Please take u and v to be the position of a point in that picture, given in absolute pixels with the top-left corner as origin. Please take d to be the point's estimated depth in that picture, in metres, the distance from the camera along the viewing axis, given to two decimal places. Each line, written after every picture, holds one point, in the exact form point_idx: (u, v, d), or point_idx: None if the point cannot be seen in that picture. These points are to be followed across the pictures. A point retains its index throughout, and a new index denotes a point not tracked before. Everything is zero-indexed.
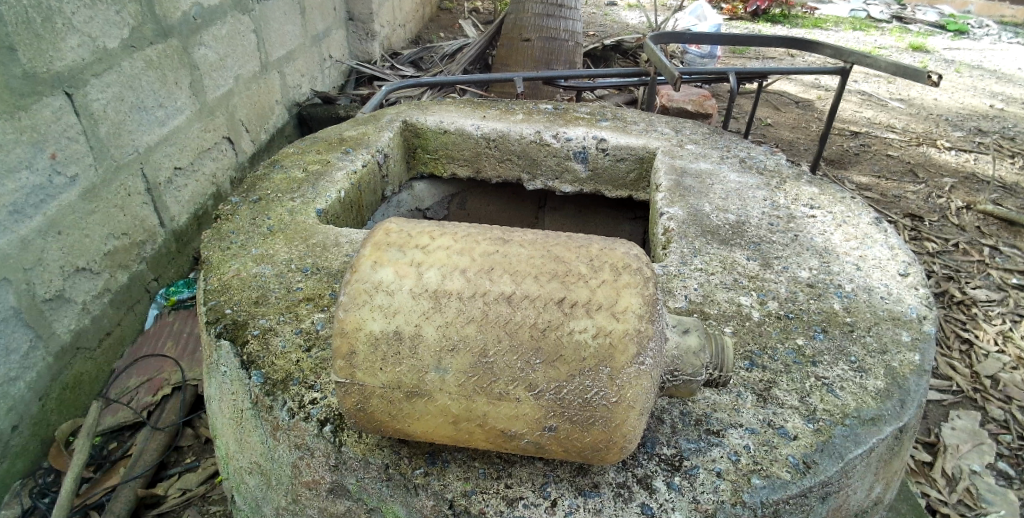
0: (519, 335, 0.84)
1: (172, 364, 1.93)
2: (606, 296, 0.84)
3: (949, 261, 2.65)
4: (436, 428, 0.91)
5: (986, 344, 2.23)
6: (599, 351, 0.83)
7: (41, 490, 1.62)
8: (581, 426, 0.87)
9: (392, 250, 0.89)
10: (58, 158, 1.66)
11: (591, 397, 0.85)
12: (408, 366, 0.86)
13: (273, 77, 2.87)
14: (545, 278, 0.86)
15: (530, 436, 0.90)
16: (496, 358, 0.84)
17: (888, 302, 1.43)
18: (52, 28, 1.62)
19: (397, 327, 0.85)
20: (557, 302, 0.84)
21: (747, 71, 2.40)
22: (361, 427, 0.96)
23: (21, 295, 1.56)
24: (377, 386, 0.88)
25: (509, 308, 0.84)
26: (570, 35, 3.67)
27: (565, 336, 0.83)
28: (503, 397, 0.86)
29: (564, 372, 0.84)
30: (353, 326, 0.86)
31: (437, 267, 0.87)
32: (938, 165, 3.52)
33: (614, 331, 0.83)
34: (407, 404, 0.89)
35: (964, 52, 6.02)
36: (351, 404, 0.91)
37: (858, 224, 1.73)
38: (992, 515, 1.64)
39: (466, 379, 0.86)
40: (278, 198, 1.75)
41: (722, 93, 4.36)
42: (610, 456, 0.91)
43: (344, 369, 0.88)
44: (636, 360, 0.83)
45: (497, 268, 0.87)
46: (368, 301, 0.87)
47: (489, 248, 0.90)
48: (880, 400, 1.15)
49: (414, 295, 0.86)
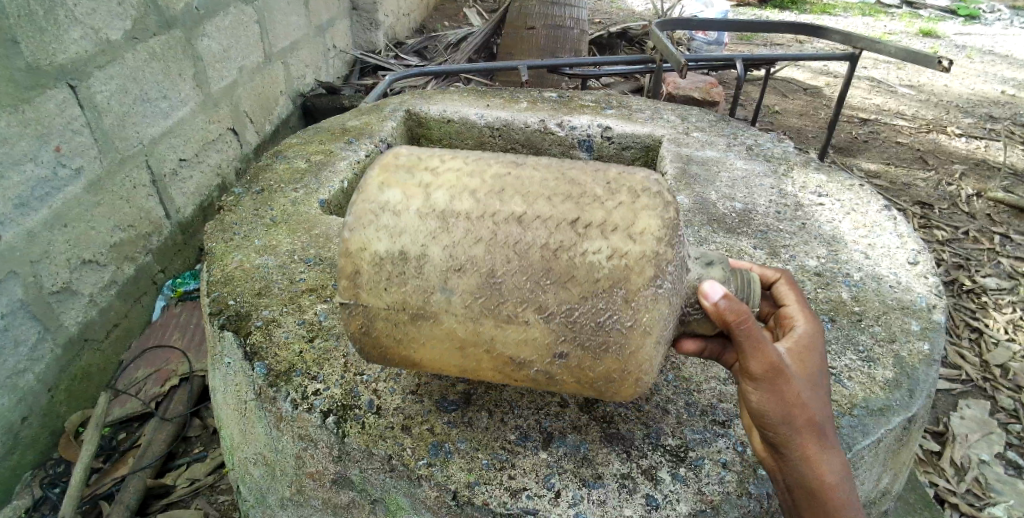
0: (529, 256, 0.84)
1: (179, 357, 1.94)
2: (623, 218, 0.84)
3: (958, 249, 2.61)
4: (443, 355, 0.92)
5: (996, 332, 2.21)
6: (613, 273, 0.82)
7: (51, 481, 1.64)
8: (594, 354, 0.85)
9: (401, 173, 0.91)
10: (63, 151, 1.66)
11: (604, 321, 0.83)
12: (413, 286, 0.87)
13: (276, 68, 2.85)
14: (558, 200, 0.85)
15: (540, 364, 0.89)
16: (504, 279, 0.84)
17: (897, 291, 1.41)
18: (54, 19, 1.61)
19: (403, 247, 0.87)
20: (570, 223, 0.84)
21: (755, 57, 2.34)
22: (368, 355, 0.97)
23: (28, 287, 1.57)
24: (381, 307, 0.89)
25: (519, 229, 0.84)
26: (575, 22, 3.62)
27: (578, 257, 0.83)
28: (512, 319, 0.85)
29: (577, 294, 0.83)
30: (359, 247, 0.89)
31: (446, 188, 0.88)
32: (948, 152, 3.47)
33: (630, 253, 0.82)
34: (412, 327, 0.89)
35: (974, 38, 5.92)
36: (356, 327, 0.92)
37: (867, 212, 1.71)
38: (1001, 505, 1.63)
39: (472, 301, 0.86)
40: (281, 189, 1.74)
41: (729, 80, 4.32)
42: (625, 388, 0.89)
43: (349, 289, 0.90)
44: (653, 283, 0.82)
45: (508, 191, 0.87)
46: (374, 221, 0.88)
47: (501, 170, 0.90)
48: (888, 390, 1.14)
49: (421, 216, 0.87)
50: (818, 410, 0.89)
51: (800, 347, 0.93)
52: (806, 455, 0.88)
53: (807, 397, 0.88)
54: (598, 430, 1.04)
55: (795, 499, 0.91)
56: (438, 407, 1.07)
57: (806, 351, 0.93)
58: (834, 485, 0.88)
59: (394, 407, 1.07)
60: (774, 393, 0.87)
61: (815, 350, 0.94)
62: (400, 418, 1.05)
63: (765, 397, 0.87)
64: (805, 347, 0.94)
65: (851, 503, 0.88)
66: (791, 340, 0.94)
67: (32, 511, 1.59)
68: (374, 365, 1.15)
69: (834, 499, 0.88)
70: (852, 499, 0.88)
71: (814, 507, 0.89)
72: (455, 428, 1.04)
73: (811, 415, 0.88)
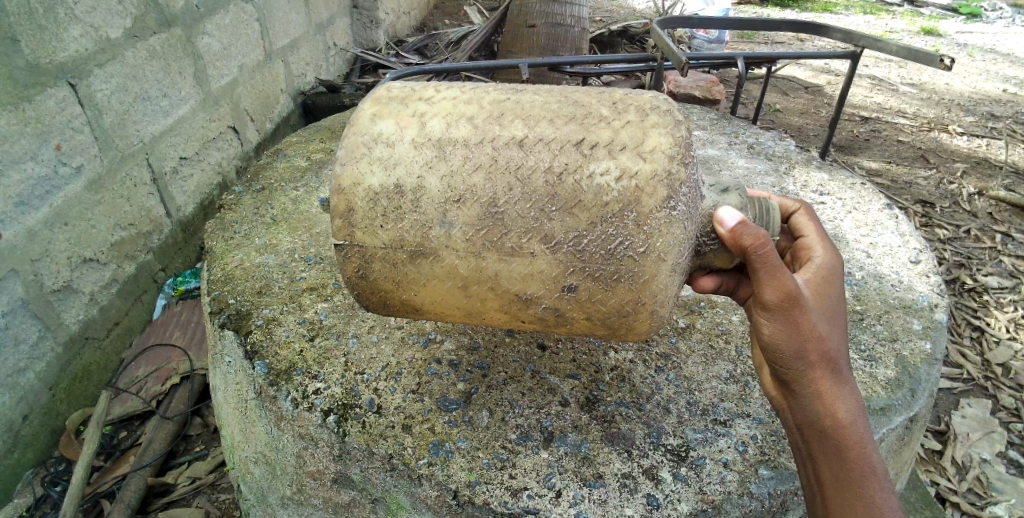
0: (533, 181, 0.92)
1: (180, 355, 1.93)
2: (631, 137, 0.93)
3: (960, 247, 2.61)
4: (444, 293, 0.99)
5: (998, 331, 2.20)
6: (622, 194, 0.90)
7: (52, 479, 1.65)
8: (604, 285, 0.93)
9: (394, 105, 1.01)
10: (63, 150, 1.66)
11: (614, 247, 0.91)
12: (411, 222, 0.95)
13: (277, 66, 2.85)
14: (561, 121, 0.95)
15: (548, 299, 0.96)
16: (506, 208, 0.92)
17: (899, 290, 1.40)
18: (55, 18, 1.60)
19: (398, 180, 0.95)
20: (576, 144, 0.92)
21: (756, 55, 2.34)
22: (363, 298, 1.04)
23: (29, 286, 1.57)
24: (378, 247, 0.97)
25: (521, 153, 0.93)
26: (575, 20, 3.63)
27: (585, 179, 0.91)
28: (518, 251, 0.93)
29: (584, 220, 0.91)
30: (352, 182, 0.97)
31: (442, 117, 0.98)
32: (950, 151, 3.46)
33: (639, 174, 0.90)
34: (412, 267, 0.97)
35: (976, 36, 5.90)
36: (352, 269, 1.00)
37: (868, 211, 1.70)
38: (1002, 504, 1.63)
39: (473, 233, 0.93)
40: (281, 188, 1.74)
41: (730, 78, 4.32)
42: (638, 322, 0.97)
43: (344, 229, 0.98)
44: (665, 204, 0.90)
45: (508, 116, 0.97)
46: (367, 154, 0.97)
47: (498, 98, 1.00)
48: (890, 389, 1.14)
49: (416, 145, 0.96)
50: (832, 344, 0.90)
51: (817, 281, 0.98)
52: (817, 389, 0.90)
53: (821, 330, 0.90)
54: (598, 429, 1.03)
55: (808, 438, 0.91)
56: (438, 406, 1.07)
57: (823, 285, 0.98)
58: (848, 423, 0.88)
59: (395, 406, 1.07)
60: (788, 323, 0.89)
61: (832, 285, 0.98)
62: (400, 417, 1.05)
63: (778, 328, 0.90)
64: (820, 281, 0.98)
65: (868, 444, 0.87)
66: (808, 274, 0.98)
67: (33, 510, 1.59)
68: (375, 365, 1.15)
69: (848, 437, 0.88)
70: (868, 440, 0.88)
71: (828, 446, 0.89)
72: (456, 426, 1.04)
73: (823, 349, 0.90)
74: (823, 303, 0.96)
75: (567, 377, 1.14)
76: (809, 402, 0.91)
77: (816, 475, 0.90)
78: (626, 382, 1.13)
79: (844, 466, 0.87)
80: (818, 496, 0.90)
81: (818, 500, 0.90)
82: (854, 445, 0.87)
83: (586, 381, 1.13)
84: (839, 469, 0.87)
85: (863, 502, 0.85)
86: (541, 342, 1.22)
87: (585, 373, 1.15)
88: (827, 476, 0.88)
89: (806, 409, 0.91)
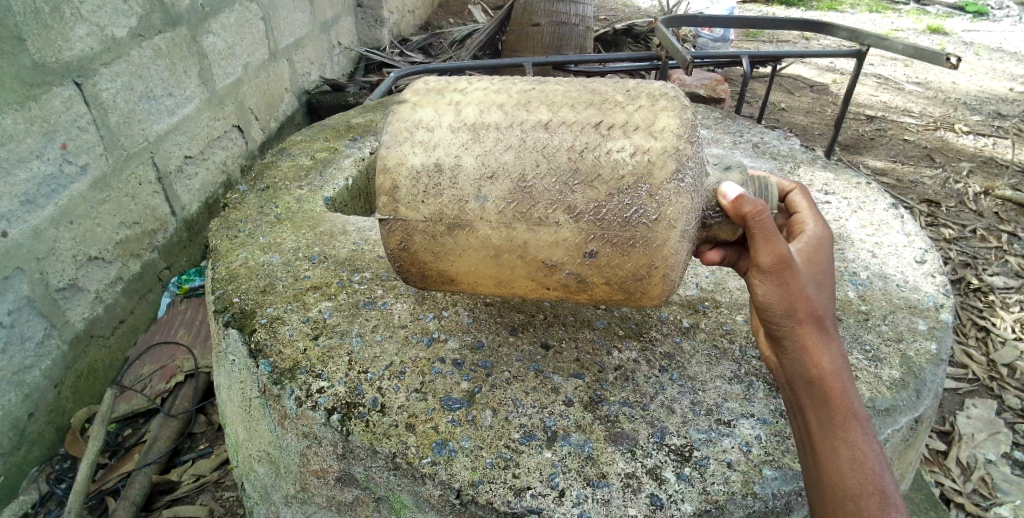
0: (558, 158, 1.00)
1: (184, 353, 1.93)
2: (643, 119, 1.01)
3: (965, 247, 2.60)
4: (478, 264, 1.06)
5: (1004, 331, 2.19)
6: (638, 168, 0.98)
7: (57, 476, 1.65)
8: (621, 251, 1.00)
9: (433, 96, 1.08)
10: (69, 148, 1.67)
11: (631, 216, 0.98)
12: (449, 198, 1.02)
13: (282, 64, 2.85)
14: (582, 107, 1.03)
15: (571, 266, 1.03)
16: (535, 183, 1.00)
17: (904, 290, 1.40)
18: (60, 17, 1.61)
19: (438, 159, 1.02)
20: (595, 126, 1.01)
21: (761, 54, 2.31)
22: (404, 270, 1.11)
23: (35, 284, 1.58)
24: (419, 221, 1.04)
25: (547, 134, 1.01)
26: (581, 19, 3.58)
27: (603, 155, 0.99)
28: (544, 221, 1.00)
29: (604, 192, 0.98)
30: (396, 162, 1.04)
31: (475, 105, 1.05)
32: (956, 150, 3.44)
33: (651, 149, 0.98)
34: (450, 239, 1.04)
35: (982, 34, 5.87)
36: (395, 243, 1.07)
37: (874, 210, 1.70)
38: (1008, 505, 1.62)
39: (504, 206, 1.01)
40: (286, 187, 1.74)
41: (734, 77, 4.31)
42: (652, 287, 1.04)
43: (388, 205, 1.05)
44: (674, 176, 0.98)
45: (534, 102, 1.05)
46: (409, 138, 1.04)
47: (525, 88, 1.07)
48: (895, 390, 1.13)
49: (453, 129, 1.03)
50: (821, 305, 0.95)
51: (809, 249, 1.04)
52: (805, 345, 0.93)
53: (810, 290, 0.94)
54: (602, 429, 1.03)
55: (798, 394, 0.93)
56: (441, 405, 1.07)
57: (814, 253, 1.04)
58: (834, 374, 0.90)
59: (399, 405, 1.07)
60: (779, 282, 0.94)
61: (821, 253, 1.05)
62: (404, 416, 1.05)
63: (772, 287, 0.95)
64: (811, 250, 1.04)
65: (853, 394, 0.88)
66: (799, 244, 1.05)
67: (39, 507, 1.60)
68: (379, 363, 1.15)
69: (834, 388, 0.89)
70: (854, 392, 0.89)
71: (816, 399, 0.90)
72: (459, 426, 1.04)
73: (811, 307, 0.94)
74: (814, 271, 1.02)
75: (570, 376, 1.14)
76: (797, 359, 0.94)
77: (806, 431, 0.90)
78: (629, 382, 1.13)
79: (831, 416, 0.87)
80: (808, 452, 0.89)
81: (807, 456, 0.89)
82: (840, 395, 0.88)
83: (589, 381, 1.13)
84: (826, 420, 0.88)
85: (849, 450, 0.84)
86: (544, 342, 1.22)
87: (589, 373, 1.15)
88: (815, 428, 0.89)
89: (795, 365, 0.94)
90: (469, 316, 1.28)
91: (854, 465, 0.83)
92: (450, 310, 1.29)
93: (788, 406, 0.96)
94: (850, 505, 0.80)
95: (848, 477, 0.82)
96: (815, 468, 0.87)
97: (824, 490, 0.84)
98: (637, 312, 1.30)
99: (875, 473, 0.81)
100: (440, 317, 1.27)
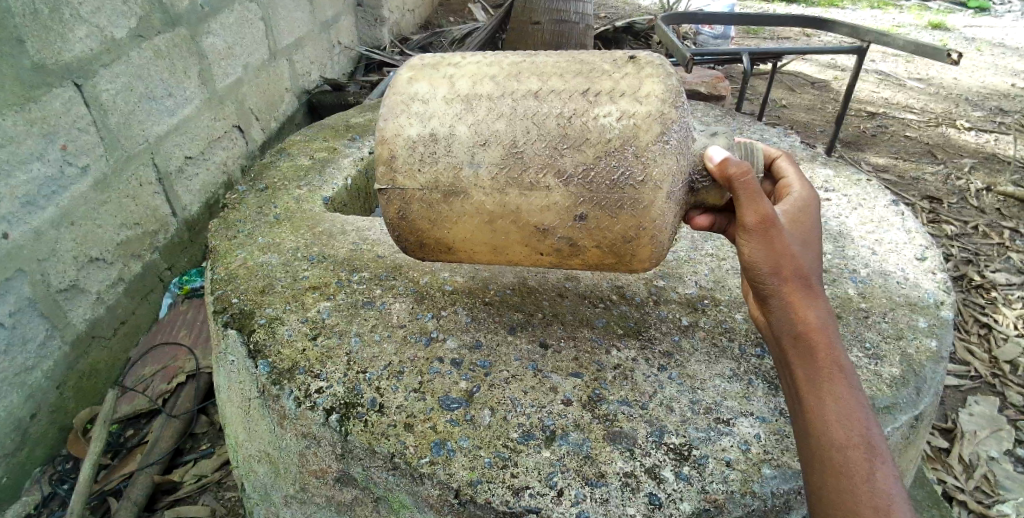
0: (546, 125, 1.03)
1: (186, 353, 1.93)
2: (629, 85, 1.03)
3: (968, 244, 2.59)
4: (473, 230, 1.10)
5: (1006, 328, 2.18)
6: (624, 132, 1.01)
7: (59, 478, 1.65)
8: (610, 213, 1.03)
9: (427, 70, 1.11)
10: (69, 149, 1.67)
11: (617, 178, 1.01)
12: (445, 165, 1.06)
13: (282, 65, 2.85)
14: (570, 76, 1.06)
15: (562, 230, 1.06)
16: (525, 148, 1.03)
17: (905, 287, 1.39)
18: (60, 18, 1.61)
19: (433, 129, 1.06)
20: (583, 93, 1.04)
21: (761, 51, 2.28)
22: (403, 238, 1.15)
23: (36, 285, 1.58)
24: (416, 190, 1.08)
25: (536, 103, 1.04)
26: (581, 17, 3.44)
27: (591, 121, 1.02)
28: (535, 186, 1.04)
29: (592, 156, 1.02)
30: (393, 133, 1.07)
31: (468, 77, 1.09)
32: (957, 146, 3.43)
33: (637, 114, 1.01)
34: (445, 206, 1.08)
35: (985, 30, 5.84)
36: (394, 211, 1.10)
37: (874, 207, 1.70)
38: (1010, 502, 1.61)
39: (497, 172, 1.04)
40: (285, 187, 1.75)
41: (735, 75, 4.30)
42: (642, 250, 1.07)
43: (387, 175, 1.08)
44: (660, 138, 1.01)
45: (525, 73, 1.08)
46: (406, 110, 1.08)
47: (516, 60, 1.10)
48: (895, 387, 1.13)
49: (447, 101, 1.07)
50: (806, 262, 0.95)
51: (795, 211, 1.04)
52: (791, 301, 0.93)
53: (795, 247, 0.95)
54: (600, 428, 1.03)
55: (785, 350, 0.93)
56: (440, 405, 1.07)
57: (799, 214, 1.04)
58: (819, 327, 0.91)
59: (397, 405, 1.07)
60: (766, 240, 0.94)
61: (807, 214, 1.05)
62: (402, 416, 1.05)
63: (758, 246, 0.95)
64: (796, 211, 1.05)
65: (839, 347, 0.89)
66: (787, 206, 1.06)
67: (41, 508, 1.60)
68: (377, 363, 1.15)
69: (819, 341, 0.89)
70: (839, 345, 0.90)
71: (802, 353, 0.90)
72: (458, 425, 1.03)
73: (797, 264, 0.94)
74: (798, 230, 1.02)
75: (569, 375, 1.14)
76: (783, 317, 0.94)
77: (793, 385, 0.91)
78: (628, 381, 1.13)
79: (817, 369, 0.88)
80: (796, 406, 0.90)
81: (795, 411, 0.89)
82: (826, 349, 0.89)
83: (588, 380, 1.13)
84: (813, 373, 0.88)
85: (835, 401, 0.85)
86: (543, 340, 1.22)
87: (587, 372, 1.15)
88: (802, 382, 0.89)
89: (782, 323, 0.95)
90: (468, 315, 1.27)
91: (840, 415, 0.83)
92: (448, 309, 1.29)
93: (777, 363, 0.97)
94: (837, 455, 0.81)
95: (834, 427, 0.83)
96: (802, 421, 0.87)
97: (812, 442, 0.84)
98: (636, 310, 1.30)
99: (860, 422, 0.82)
100: (439, 316, 1.27)
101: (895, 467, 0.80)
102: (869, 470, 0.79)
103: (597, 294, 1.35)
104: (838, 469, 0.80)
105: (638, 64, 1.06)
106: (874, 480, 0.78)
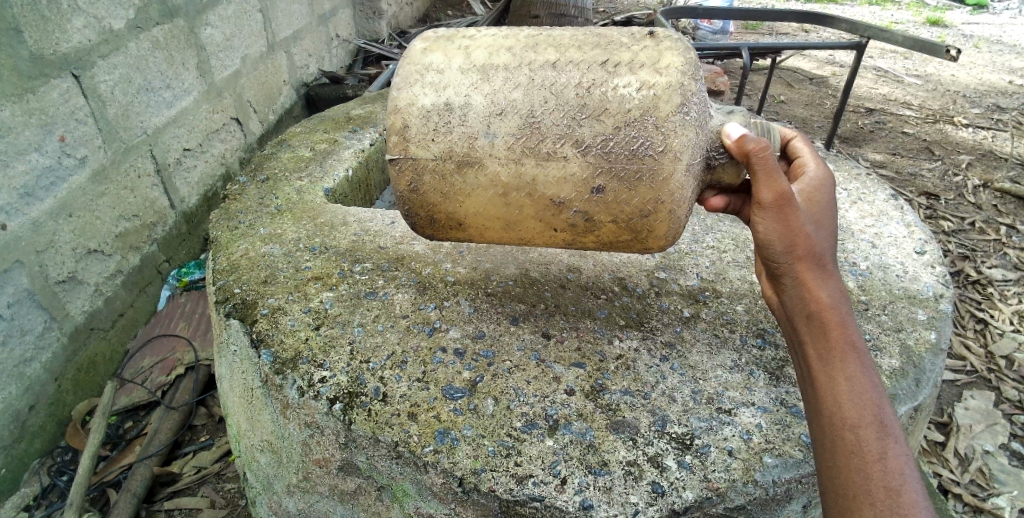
0: (565, 95, 1.03)
1: (185, 345, 1.93)
2: (648, 57, 1.03)
3: (964, 240, 2.60)
4: (487, 203, 1.10)
5: (1002, 323, 2.20)
6: (643, 102, 1.01)
7: (58, 469, 1.65)
8: (628, 186, 1.03)
9: (442, 42, 1.11)
10: (67, 141, 1.66)
11: (637, 148, 1.01)
12: (459, 135, 1.06)
13: (281, 56, 2.84)
14: (589, 47, 1.06)
15: (577, 203, 1.07)
16: (543, 118, 1.03)
17: (904, 280, 1.40)
18: (57, 9, 1.60)
19: (440, 111, 1.06)
20: (601, 64, 1.04)
21: (760, 46, 2.28)
22: (413, 210, 1.15)
23: (34, 277, 1.58)
24: (428, 160, 1.08)
25: (555, 73, 1.04)
26: (580, 11, 3.46)
27: (610, 91, 1.02)
28: (552, 156, 1.04)
29: (611, 126, 1.02)
30: (407, 105, 1.08)
31: (485, 49, 1.08)
32: (954, 142, 3.44)
33: (656, 84, 1.01)
34: (459, 178, 1.08)
35: (983, 27, 5.84)
36: (405, 184, 1.11)
37: (873, 201, 1.70)
38: (1004, 496, 1.63)
39: (513, 142, 1.04)
40: (286, 178, 1.74)
41: (733, 69, 4.33)
42: (660, 225, 1.07)
43: (399, 145, 1.09)
44: (680, 109, 1.01)
45: (541, 44, 1.07)
46: (420, 80, 1.08)
47: (533, 33, 1.10)
48: (895, 379, 1.14)
49: (463, 71, 1.07)
50: (820, 242, 0.96)
51: (809, 190, 1.06)
52: (802, 280, 0.94)
53: (809, 226, 0.96)
54: (603, 418, 1.04)
55: (797, 328, 0.94)
56: (442, 394, 1.07)
57: (813, 193, 1.05)
58: (831, 306, 0.91)
59: (400, 394, 1.07)
60: (780, 218, 0.96)
61: (821, 192, 1.06)
62: (405, 405, 1.05)
63: (772, 223, 0.96)
64: (811, 191, 1.05)
65: (852, 324, 0.89)
66: (800, 185, 1.07)
67: (40, 499, 1.60)
68: (380, 353, 1.15)
69: (832, 319, 0.90)
70: (852, 322, 0.90)
71: (814, 331, 0.91)
72: (460, 414, 1.04)
73: (810, 243, 0.95)
74: (813, 209, 1.03)
75: (571, 365, 1.14)
76: (796, 296, 0.95)
77: (804, 363, 0.91)
78: (630, 371, 1.13)
79: (829, 347, 0.88)
80: (807, 383, 0.90)
81: (807, 388, 0.90)
82: (839, 327, 0.89)
83: (590, 370, 1.13)
84: (825, 350, 0.88)
85: (847, 379, 0.85)
86: (546, 330, 1.23)
87: (590, 362, 1.15)
88: (814, 359, 0.89)
89: (794, 301, 0.95)
90: (470, 306, 1.28)
91: (851, 394, 0.83)
92: (451, 300, 1.29)
93: (789, 342, 0.97)
94: (848, 434, 0.81)
95: (845, 407, 0.83)
96: (813, 399, 0.87)
97: (823, 422, 0.84)
98: (638, 303, 1.31)
99: (871, 402, 0.82)
100: (441, 307, 1.27)
101: (907, 448, 0.79)
102: (881, 450, 0.78)
103: (599, 286, 1.35)
104: (848, 449, 0.80)
105: (657, 43, 1.05)
106: (886, 460, 0.77)
